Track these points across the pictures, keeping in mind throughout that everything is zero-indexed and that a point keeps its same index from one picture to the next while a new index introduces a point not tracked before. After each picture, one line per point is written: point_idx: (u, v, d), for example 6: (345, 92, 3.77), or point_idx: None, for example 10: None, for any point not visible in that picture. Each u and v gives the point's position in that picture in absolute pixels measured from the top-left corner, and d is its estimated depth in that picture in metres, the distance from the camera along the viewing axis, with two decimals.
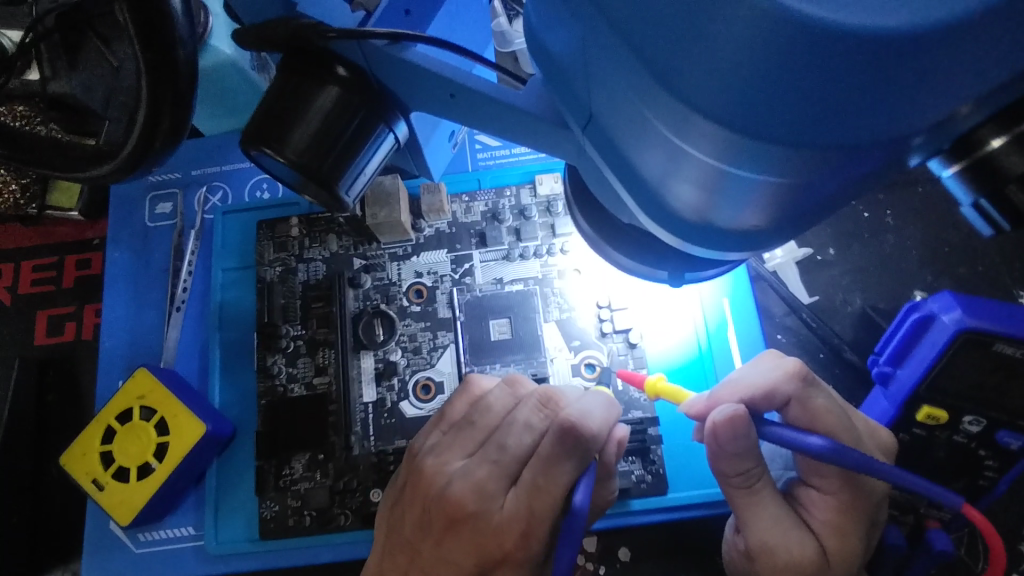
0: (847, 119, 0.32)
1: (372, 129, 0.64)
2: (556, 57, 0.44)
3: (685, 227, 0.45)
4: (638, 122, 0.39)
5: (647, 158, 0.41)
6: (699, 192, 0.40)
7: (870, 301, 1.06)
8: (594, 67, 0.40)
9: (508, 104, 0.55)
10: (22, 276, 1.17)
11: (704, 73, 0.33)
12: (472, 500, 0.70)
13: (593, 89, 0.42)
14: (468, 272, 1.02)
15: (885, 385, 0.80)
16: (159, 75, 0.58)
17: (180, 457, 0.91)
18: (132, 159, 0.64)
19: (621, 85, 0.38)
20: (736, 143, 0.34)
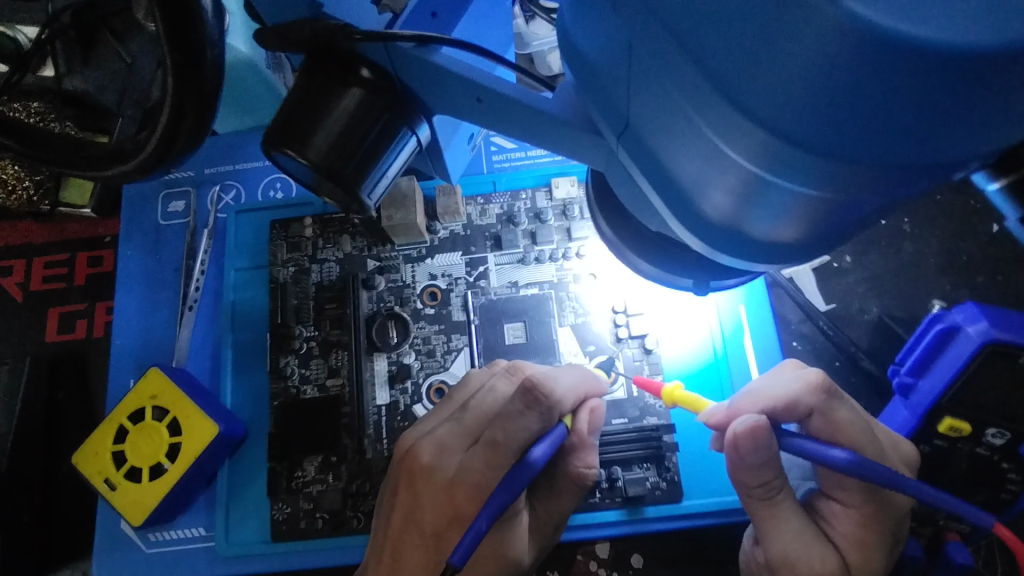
0: (907, 137, 0.31)
1: (395, 132, 0.64)
2: (596, 63, 0.44)
3: (719, 238, 0.44)
4: (681, 130, 0.38)
5: (687, 166, 0.40)
6: (736, 203, 0.40)
7: (887, 309, 1.06)
8: (638, 73, 0.39)
9: (537, 109, 0.55)
10: (33, 272, 1.16)
11: (758, 83, 0.32)
12: (429, 454, 0.74)
13: (633, 96, 0.41)
14: (483, 275, 1.01)
15: (905, 395, 0.79)
16: (184, 76, 0.58)
17: (192, 458, 0.90)
18: (153, 160, 0.63)
19: (667, 91, 0.37)
20: (785, 155, 0.33)
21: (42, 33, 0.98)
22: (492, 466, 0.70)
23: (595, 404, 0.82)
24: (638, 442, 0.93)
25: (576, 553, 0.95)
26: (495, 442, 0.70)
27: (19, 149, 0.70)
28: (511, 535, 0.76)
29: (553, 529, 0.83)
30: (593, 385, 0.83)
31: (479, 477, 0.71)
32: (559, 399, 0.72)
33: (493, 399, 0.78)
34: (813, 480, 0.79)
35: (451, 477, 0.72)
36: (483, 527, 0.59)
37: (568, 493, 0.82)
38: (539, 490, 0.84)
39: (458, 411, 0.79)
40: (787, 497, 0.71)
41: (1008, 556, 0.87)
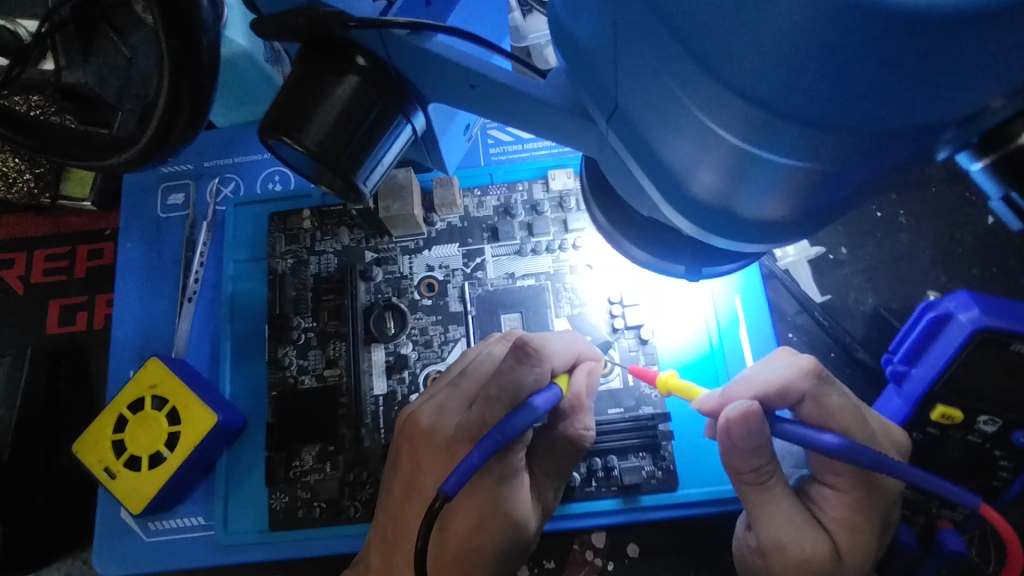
0: (884, 106, 0.31)
1: (390, 119, 0.64)
2: (583, 44, 0.44)
3: (709, 217, 0.44)
4: (666, 108, 0.39)
5: (673, 146, 0.41)
6: (722, 182, 0.40)
7: (882, 300, 1.06)
8: (624, 53, 0.40)
9: (529, 95, 0.55)
10: (34, 265, 1.17)
11: (740, 57, 0.32)
12: (428, 416, 0.75)
13: (620, 77, 0.42)
14: (480, 266, 1.02)
15: (898, 383, 0.80)
16: (180, 66, 0.59)
17: (191, 446, 0.91)
18: (150, 148, 0.64)
19: (651, 70, 0.38)
20: (769, 127, 0.34)
21: (42, 27, 0.99)
22: (487, 421, 0.71)
23: (590, 365, 0.83)
24: (634, 431, 0.94)
25: (572, 543, 0.96)
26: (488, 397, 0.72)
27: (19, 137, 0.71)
28: (511, 495, 0.75)
29: (554, 491, 0.85)
30: (586, 348, 0.84)
31: (476, 431, 0.72)
32: (549, 355, 0.75)
33: (491, 363, 0.79)
34: (806, 467, 0.80)
35: (449, 437, 0.73)
36: (476, 463, 0.60)
37: (564, 450, 0.84)
38: (538, 454, 0.85)
39: (455, 376, 0.79)
40: (779, 482, 0.71)
41: (1002, 545, 0.88)
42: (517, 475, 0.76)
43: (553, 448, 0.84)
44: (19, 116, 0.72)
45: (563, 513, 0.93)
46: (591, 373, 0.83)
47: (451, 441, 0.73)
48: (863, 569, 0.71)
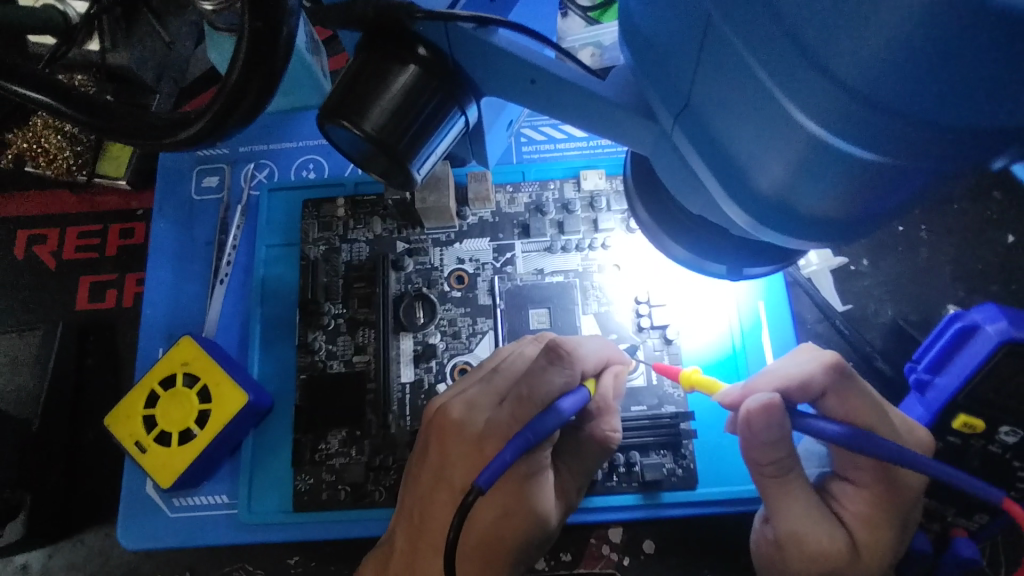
0: (990, 103, 0.32)
1: (446, 111, 0.66)
2: (663, 38, 0.46)
3: (772, 213, 0.46)
4: (748, 100, 0.41)
5: (748, 140, 0.43)
6: (789, 177, 0.42)
7: (901, 312, 1.08)
8: (709, 50, 0.41)
9: (591, 92, 0.58)
10: (67, 241, 1.18)
11: (843, 47, 0.33)
12: (459, 410, 0.77)
13: (699, 75, 0.44)
14: (510, 261, 1.04)
15: (921, 391, 0.82)
16: (258, 47, 0.60)
17: (221, 425, 0.92)
18: (219, 116, 0.65)
19: (736, 65, 0.40)
20: (853, 115, 0.35)
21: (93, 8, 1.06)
22: (519, 420, 0.72)
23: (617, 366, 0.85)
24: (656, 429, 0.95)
25: (589, 537, 0.98)
26: (518, 399, 0.73)
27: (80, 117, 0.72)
28: (535, 491, 0.76)
29: (577, 490, 0.86)
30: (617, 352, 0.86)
31: (506, 430, 0.72)
32: (580, 357, 0.76)
33: (520, 361, 0.82)
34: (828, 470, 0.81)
35: (478, 430, 0.74)
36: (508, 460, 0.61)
37: (591, 451, 0.85)
38: (564, 453, 0.86)
39: (487, 374, 0.81)
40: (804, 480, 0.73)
41: (1014, 556, 0.90)
42: (542, 472, 0.77)
43: (578, 448, 0.85)
44: (74, 93, 0.73)
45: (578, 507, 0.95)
46: (619, 375, 0.85)
47: (480, 439, 0.74)
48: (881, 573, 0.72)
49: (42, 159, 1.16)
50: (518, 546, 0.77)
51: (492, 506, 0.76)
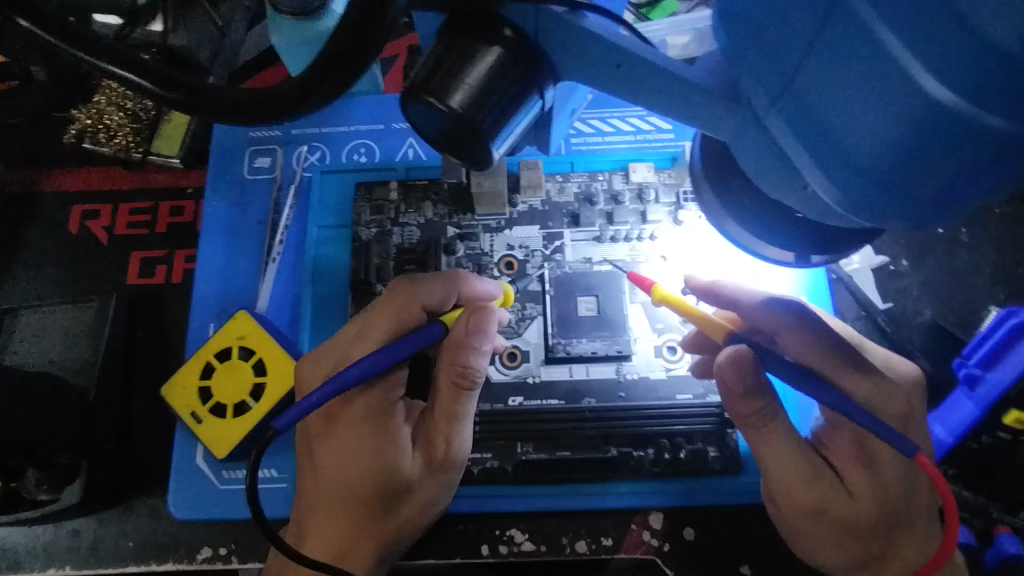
0: None
1: (529, 93, 0.68)
2: (772, 22, 0.47)
3: (872, 193, 0.48)
4: (869, 77, 0.42)
5: (859, 119, 0.45)
6: (900, 153, 0.44)
7: (940, 313, 1.09)
8: (831, 31, 0.43)
9: (679, 76, 0.60)
10: (119, 217, 1.21)
11: (991, 12, 0.35)
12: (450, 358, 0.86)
13: (811, 57, 0.45)
14: (558, 249, 1.05)
15: (970, 386, 0.85)
16: (366, 16, 0.58)
17: (277, 398, 0.94)
18: (309, 86, 0.62)
19: (864, 42, 0.41)
20: (989, 79, 0.38)
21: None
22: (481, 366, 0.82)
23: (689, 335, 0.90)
24: (700, 418, 0.98)
25: (630, 522, 0.99)
26: (370, 334, 0.84)
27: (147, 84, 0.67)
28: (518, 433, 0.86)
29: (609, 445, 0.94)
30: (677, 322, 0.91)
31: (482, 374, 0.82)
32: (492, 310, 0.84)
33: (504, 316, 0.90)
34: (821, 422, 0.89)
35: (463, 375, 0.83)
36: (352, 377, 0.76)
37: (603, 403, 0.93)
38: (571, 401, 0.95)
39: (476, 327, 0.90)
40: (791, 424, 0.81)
41: None
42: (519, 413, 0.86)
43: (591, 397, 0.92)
44: (141, 62, 0.68)
45: (609, 492, 0.98)
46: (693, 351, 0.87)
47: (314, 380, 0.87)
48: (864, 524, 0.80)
49: (102, 135, 1.19)
50: (410, 491, 0.87)
51: (420, 448, 0.88)
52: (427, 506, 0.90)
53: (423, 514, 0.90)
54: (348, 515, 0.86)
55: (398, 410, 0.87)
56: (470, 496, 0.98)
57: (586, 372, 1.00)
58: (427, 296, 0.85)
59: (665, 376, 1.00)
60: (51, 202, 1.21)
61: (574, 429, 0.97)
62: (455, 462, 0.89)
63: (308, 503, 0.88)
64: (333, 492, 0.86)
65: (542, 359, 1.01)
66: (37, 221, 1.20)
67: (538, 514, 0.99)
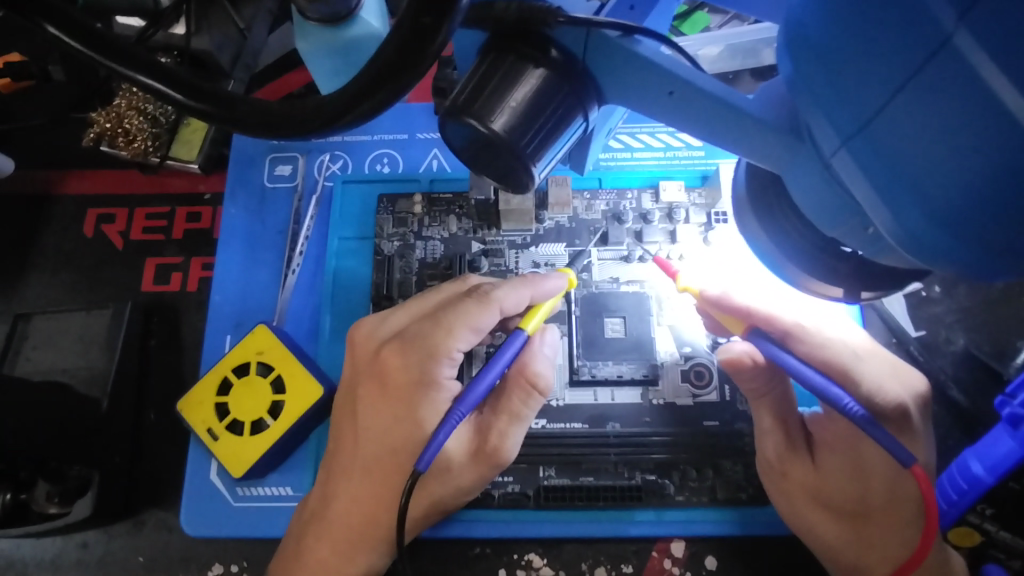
0: None
1: (572, 116, 0.65)
2: (854, 58, 0.43)
3: (953, 245, 0.44)
4: (971, 126, 0.39)
5: (949, 168, 0.41)
6: (992, 206, 0.41)
7: (974, 341, 1.06)
8: (929, 75, 0.39)
9: (738, 108, 0.58)
10: (135, 222, 1.18)
11: None
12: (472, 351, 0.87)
13: (899, 100, 0.42)
14: (585, 268, 1.03)
15: (1014, 426, 0.82)
16: (415, 47, 0.53)
17: (296, 417, 0.92)
18: (356, 98, 0.57)
19: (969, 90, 0.38)
20: None
21: None
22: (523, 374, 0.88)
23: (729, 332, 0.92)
24: (728, 446, 0.95)
25: (650, 550, 0.96)
26: (417, 336, 0.85)
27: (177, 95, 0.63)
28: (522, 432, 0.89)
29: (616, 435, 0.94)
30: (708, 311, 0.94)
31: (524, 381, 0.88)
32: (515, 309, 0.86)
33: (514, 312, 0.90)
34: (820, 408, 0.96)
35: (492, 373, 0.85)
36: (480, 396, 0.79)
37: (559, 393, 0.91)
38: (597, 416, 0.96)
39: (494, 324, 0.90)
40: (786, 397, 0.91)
41: None
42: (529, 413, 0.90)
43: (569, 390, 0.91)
44: (174, 72, 0.64)
45: (631, 519, 0.95)
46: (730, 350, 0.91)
47: (381, 345, 0.88)
48: (836, 501, 0.88)
49: (120, 139, 1.12)
50: (446, 471, 0.89)
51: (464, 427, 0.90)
52: (459, 491, 0.90)
53: (456, 498, 0.90)
54: (385, 484, 0.86)
55: (448, 390, 0.85)
56: (490, 521, 0.96)
57: (612, 396, 0.97)
58: (505, 300, 0.85)
59: (692, 402, 0.97)
60: (66, 204, 1.19)
61: (598, 454, 0.94)
62: (499, 459, 0.88)
63: (335, 471, 0.88)
64: (371, 457, 0.86)
65: (566, 381, 0.98)
66: (51, 223, 1.18)
67: (557, 540, 0.96)
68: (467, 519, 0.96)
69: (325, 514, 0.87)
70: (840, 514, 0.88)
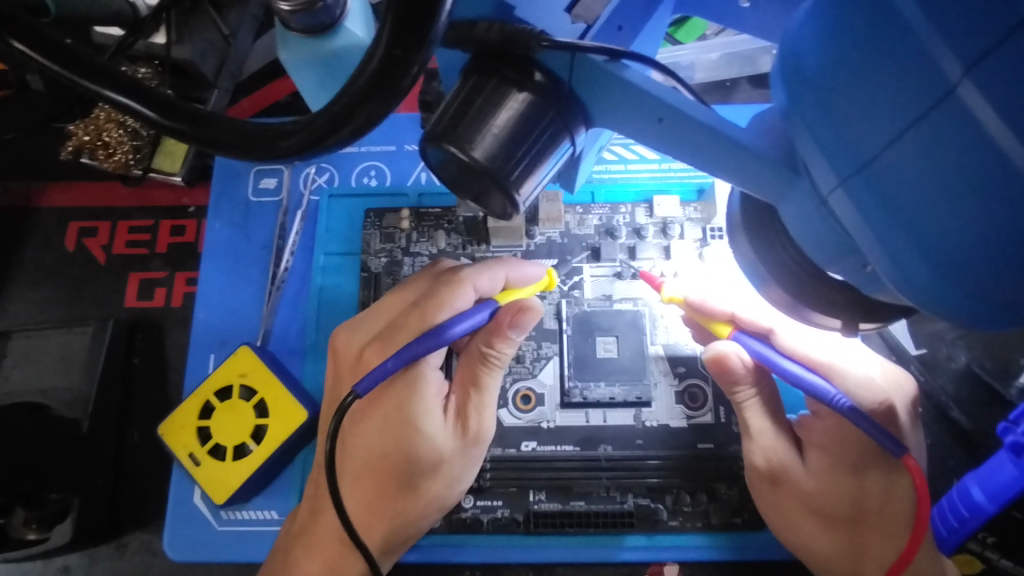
0: None
1: (558, 142, 0.62)
2: (853, 98, 0.40)
3: (955, 297, 0.41)
4: (978, 177, 0.36)
5: (955, 218, 0.38)
6: (999, 258, 0.38)
7: (975, 359, 1.03)
8: (933, 121, 0.36)
9: (731, 138, 0.55)
10: (117, 235, 1.16)
11: None
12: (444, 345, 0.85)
13: (901, 145, 0.38)
14: (577, 285, 1.01)
15: (1017, 454, 0.79)
16: (391, 72, 0.50)
17: (280, 441, 0.90)
18: (326, 131, 0.54)
19: (975, 142, 0.35)
20: None
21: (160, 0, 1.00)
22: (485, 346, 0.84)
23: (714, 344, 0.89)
24: (724, 469, 0.92)
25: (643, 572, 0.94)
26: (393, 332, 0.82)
27: (139, 108, 0.58)
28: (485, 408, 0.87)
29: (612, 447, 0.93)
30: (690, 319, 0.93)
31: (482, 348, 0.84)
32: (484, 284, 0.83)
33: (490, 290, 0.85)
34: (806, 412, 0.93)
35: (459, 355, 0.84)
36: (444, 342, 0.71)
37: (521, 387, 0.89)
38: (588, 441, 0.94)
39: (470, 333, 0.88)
40: (773, 401, 0.88)
41: None
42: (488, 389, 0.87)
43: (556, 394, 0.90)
44: (138, 85, 0.59)
45: (623, 544, 0.93)
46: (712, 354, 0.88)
47: (363, 348, 0.85)
48: (829, 509, 0.87)
49: (100, 151, 1.08)
50: (437, 467, 0.85)
51: (447, 418, 0.86)
52: (452, 483, 0.87)
53: (448, 492, 0.87)
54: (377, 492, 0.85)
55: (433, 379, 0.84)
56: (479, 546, 0.93)
57: (603, 417, 0.95)
58: (477, 278, 0.82)
59: (686, 424, 0.95)
60: (46, 217, 1.16)
61: (588, 478, 0.92)
62: (482, 437, 0.87)
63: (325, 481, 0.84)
64: (360, 463, 0.85)
65: (557, 402, 0.96)
66: (32, 237, 1.16)
67: (548, 563, 0.95)
68: (455, 545, 0.93)
69: (314, 528, 0.84)
70: (834, 525, 0.87)
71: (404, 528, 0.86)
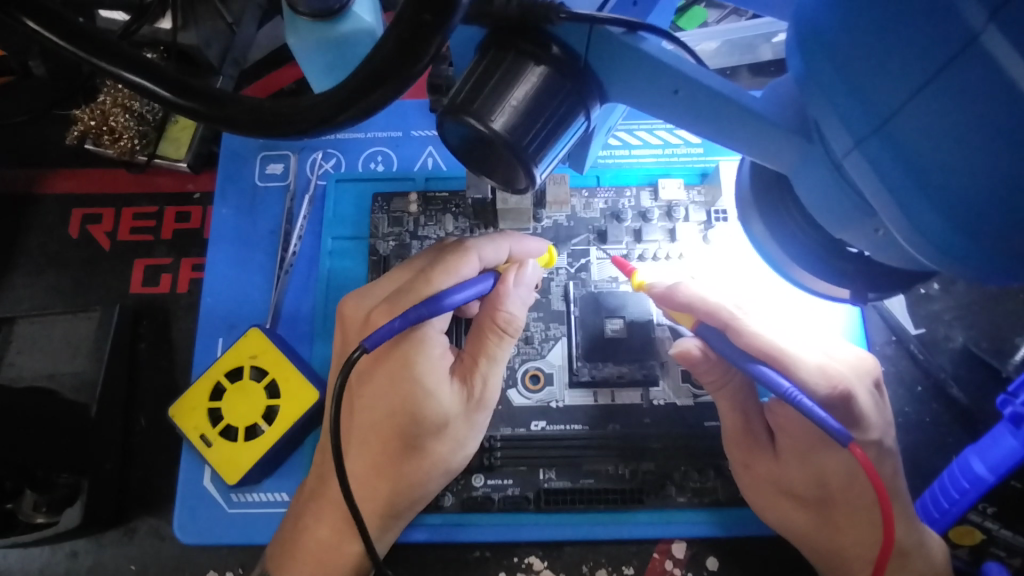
0: None
1: (573, 116, 0.63)
2: (871, 57, 0.42)
3: (969, 250, 0.42)
4: (997, 123, 0.37)
5: (969, 170, 0.39)
6: (1011, 208, 0.39)
7: (972, 339, 1.05)
8: (956, 71, 0.38)
9: (746, 106, 0.57)
10: (122, 222, 1.15)
11: None
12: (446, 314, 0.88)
13: (919, 100, 0.40)
14: (584, 267, 1.02)
15: (1016, 424, 0.82)
16: (413, 43, 0.51)
17: (291, 421, 0.90)
18: (346, 102, 0.54)
19: (996, 88, 0.36)
20: None
21: None
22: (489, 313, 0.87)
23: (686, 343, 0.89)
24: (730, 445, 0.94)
25: (652, 551, 0.94)
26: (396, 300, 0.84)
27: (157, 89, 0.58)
28: (491, 372, 0.90)
29: (619, 425, 0.95)
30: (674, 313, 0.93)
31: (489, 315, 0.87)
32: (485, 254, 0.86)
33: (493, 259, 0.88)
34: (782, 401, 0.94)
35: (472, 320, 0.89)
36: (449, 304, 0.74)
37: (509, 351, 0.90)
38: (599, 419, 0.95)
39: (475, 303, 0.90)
40: (747, 388, 0.90)
41: None
42: (498, 358, 0.90)
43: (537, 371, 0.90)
44: (156, 67, 0.59)
45: (632, 521, 0.93)
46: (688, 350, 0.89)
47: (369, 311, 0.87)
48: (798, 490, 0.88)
49: (105, 137, 1.08)
50: (443, 427, 0.87)
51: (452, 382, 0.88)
52: (457, 447, 0.89)
53: (455, 455, 0.89)
54: (383, 457, 0.88)
55: (438, 343, 0.88)
56: (489, 525, 0.94)
57: (612, 396, 0.96)
58: (482, 248, 0.86)
59: (693, 402, 0.96)
60: (50, 204, 1.16)
61: (597, 456, 0.94)
62: (486, 402, 0.90)
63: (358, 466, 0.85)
64: (369, 427, 0.88)
65: (566, 382, 0.97)
66: (35, 224, 1.15)
67: (558, 542, 0.95)
68: (465, 524, 0.94)
69: (322, 493, 0.87)
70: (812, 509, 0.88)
71: (409, 490, 0.88)
